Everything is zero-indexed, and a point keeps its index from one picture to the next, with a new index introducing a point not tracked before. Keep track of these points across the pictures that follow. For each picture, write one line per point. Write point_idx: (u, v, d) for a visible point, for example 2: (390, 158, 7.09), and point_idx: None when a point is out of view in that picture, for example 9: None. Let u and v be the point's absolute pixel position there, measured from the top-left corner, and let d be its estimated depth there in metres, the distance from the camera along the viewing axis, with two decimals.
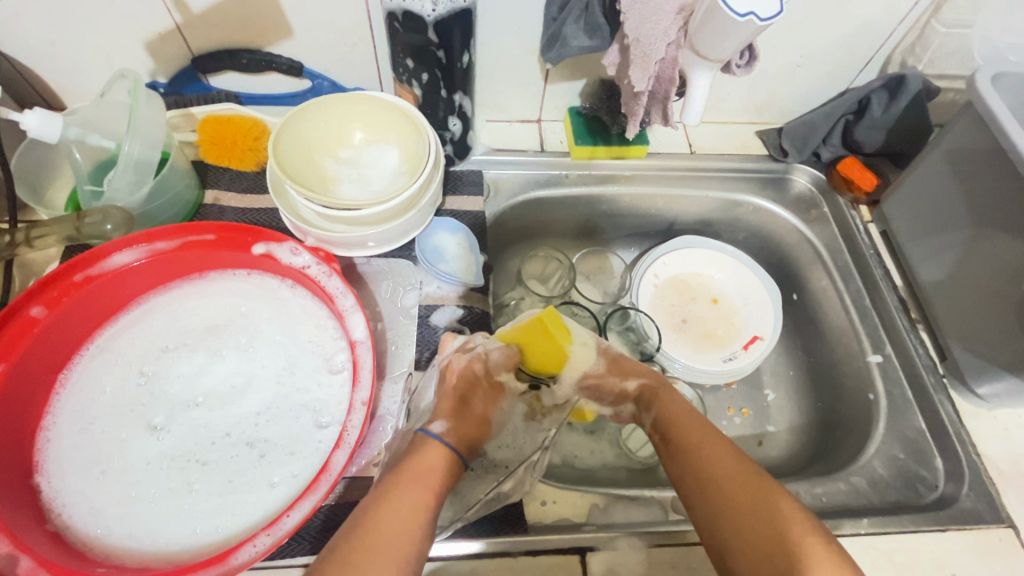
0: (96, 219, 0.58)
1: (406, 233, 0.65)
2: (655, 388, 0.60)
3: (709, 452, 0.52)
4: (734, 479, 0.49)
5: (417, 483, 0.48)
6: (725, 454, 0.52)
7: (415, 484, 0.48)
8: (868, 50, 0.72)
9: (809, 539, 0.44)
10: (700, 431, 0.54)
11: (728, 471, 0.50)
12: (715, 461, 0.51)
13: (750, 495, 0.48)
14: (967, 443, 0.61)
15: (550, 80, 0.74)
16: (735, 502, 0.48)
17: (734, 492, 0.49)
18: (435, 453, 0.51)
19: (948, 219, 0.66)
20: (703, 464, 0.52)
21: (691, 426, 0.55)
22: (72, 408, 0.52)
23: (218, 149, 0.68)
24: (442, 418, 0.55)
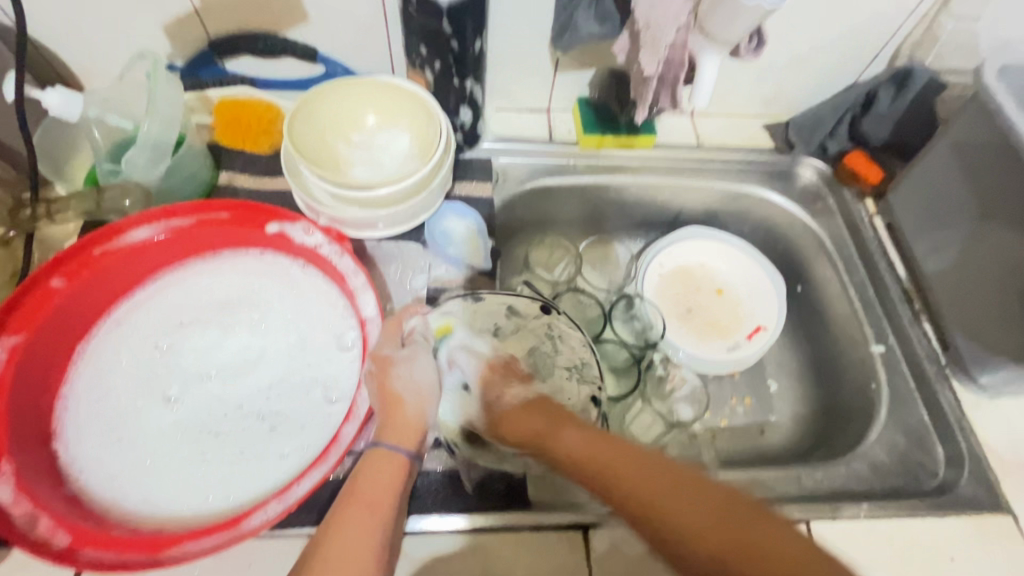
0: (115, 195, 0.60)
1: (416, 216, 0.66)
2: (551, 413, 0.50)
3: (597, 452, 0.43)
4: (658, 477, 0.39)
5: (370, 491, 0.43)
6: (631, 458, 0.41)
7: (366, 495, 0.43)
8: (876, 43, 0.73)
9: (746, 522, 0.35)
10: (594, 450, 0.44)
11: (644, 477, 0.39)
12: (632, 478, 0.40)
13: (690, 489, 0.38)
14: (968, 432, 0.62)
15: (560, 69, 0.75)
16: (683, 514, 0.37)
17: (673, 498, 0.38)
18: (388, 460, 0.46)
19: (954, 211, 0.66)
20: (622, 482, 0.40)
21: (591, 448, 0.44)
22: (88, 377, 0.54)
23: (233, 131, 0.70)
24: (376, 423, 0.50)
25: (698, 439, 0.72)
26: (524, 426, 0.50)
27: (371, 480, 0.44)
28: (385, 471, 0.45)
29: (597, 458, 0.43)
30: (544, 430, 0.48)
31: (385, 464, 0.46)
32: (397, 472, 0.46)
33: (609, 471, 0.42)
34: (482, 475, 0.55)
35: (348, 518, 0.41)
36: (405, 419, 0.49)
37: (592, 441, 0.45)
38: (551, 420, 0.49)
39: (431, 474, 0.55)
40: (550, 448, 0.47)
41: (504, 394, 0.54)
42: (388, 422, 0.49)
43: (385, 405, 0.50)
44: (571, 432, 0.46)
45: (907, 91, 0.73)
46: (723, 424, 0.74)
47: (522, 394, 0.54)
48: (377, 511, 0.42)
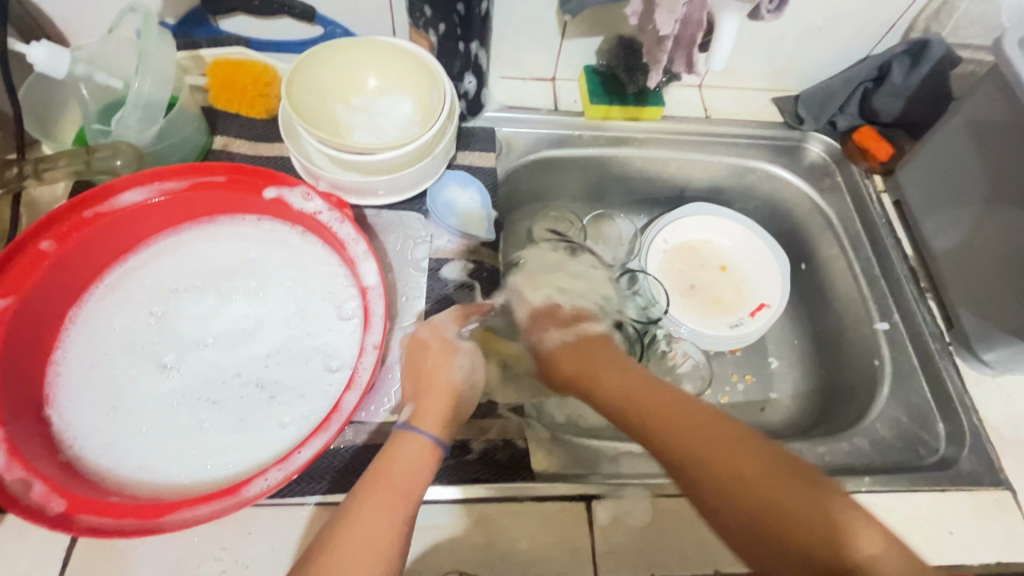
0: (106, 154, 0.57)
1: (418, 183, 0.64)
2: (592, 371, 0.48)
3: (638, 391, 0.44)
4: (708, 434, 0.39)
5: (384, 480, 0.41)
6: (685, 409, 0.41)
7: (380, 481, 0.41)
8: (892, 15, 0.71)
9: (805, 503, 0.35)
10: (636, 392, 0.44)
11: (693, 424, 0.40)
12: (687, 429, 0.40)
13: (739, 450, 0.38)
14: (969, 408, 0.62)
15: (567, 35, 0.72)
16: (723, 469, 0.37)
17: (723, 453, 0.38)
18: (414, 446, 0.44)
19: (962, 190, 0.65)
20: (671, 435, 0.40)
21: (639, 390, 0.44)
22: (83, 343, 0.52)
23: (228, 93, 0.66)
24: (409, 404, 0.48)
25: None
26: (567, 363, 0.50)
27: (395, 459, 0.43)
28: (418, 461, 0.43)
29: (645, 408, 0.42)
30: (585, 368, 0.48)
31: (417, 449, 0.44)
32: (426, 468, 0.43)
33: (653, 414, 0.42)
34: (488, 443, 0.55)
35: (374, 501, 0.40)
36: (438, 404, 0.47)
37: (643, 386, 0.44)
38: (591, 361, 0.49)
39: None
40: (592, 393, 0.47)
41: (544, 336, 0.54)
42: (424, 402, 0.48)
43: (424, 382, 0.49)
44: (612, 373, 0.46)
45: (923, 65, 0.71)
46: (724, 400, 0.74)
47: (562, 338, 0.53)
48: (398, 506, 0.40)
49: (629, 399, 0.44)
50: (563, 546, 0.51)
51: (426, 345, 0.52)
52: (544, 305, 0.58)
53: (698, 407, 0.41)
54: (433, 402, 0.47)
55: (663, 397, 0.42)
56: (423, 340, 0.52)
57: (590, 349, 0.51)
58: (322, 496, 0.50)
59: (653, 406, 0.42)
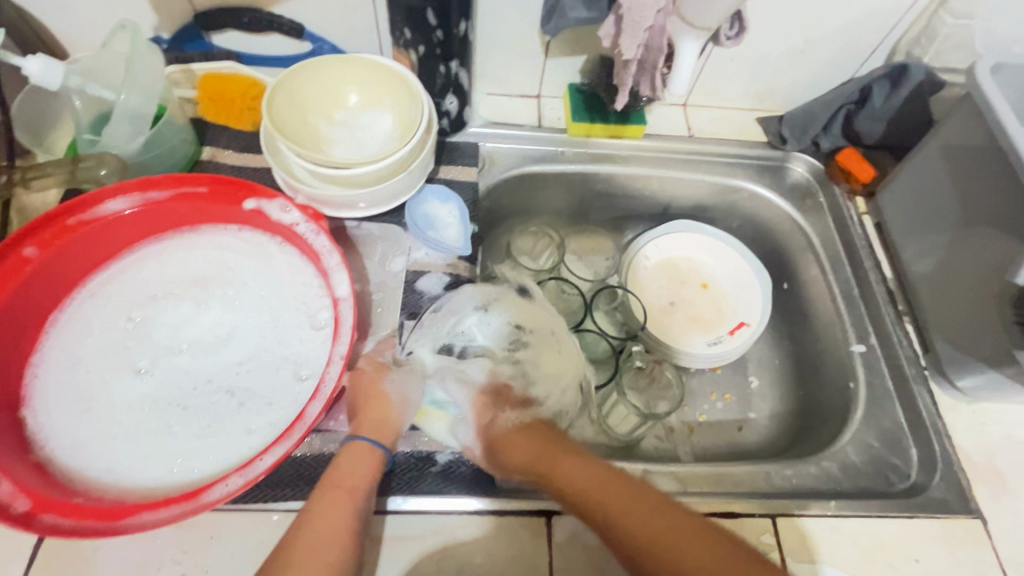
0: (90, 164, 0.59)
1: (397, 197, 0.65)
2: (551, 460, 0.52)
3: (589, 480, 0.49)
4: (666, 525, 0.45)
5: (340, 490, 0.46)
6: (634, 498, 0.47)
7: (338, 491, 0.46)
8: (873, 38, 0.71)
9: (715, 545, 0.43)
10: (594, 482, 0.49)
11: (653, 524, 0.45)
12: (626, 510, 0.46)
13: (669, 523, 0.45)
14: (943, 435, 0.61)
15: (550, 54, 0.73)
16: (680, 557, 0.43)
17: (676, 543, 0.43)
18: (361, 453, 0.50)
19: (940, 216, 0.65)
20: (624, 523, 0.46)
21: (592, 481, 0.49)
22: (62, 346, 0.54)
23: (216, 107, 0.69)
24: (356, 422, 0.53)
25: (675, 433, 0.72)
26: (520, 449, 0.54)
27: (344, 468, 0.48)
28: (362, 466, 0.49)
29: (590, 490, 0.48)
30: (543, 456, 0.52)
31: (361, 455, 0.50)
32: (371, 470, 0.49)
33: (609, 508, 0.47)
34: (453, 457, 0.56)
35: (323, 504, 0.45)
36: (380, 419, 0.53)
37: (586, 472, 0.50)
38: (546, 451, 0.53)
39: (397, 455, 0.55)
40: (553, 485, 0.51)
41: (497, 418, 0.56)
42: (365, 421, 0.52)
43: (365, 407, 0.53)
44: (573, 464, 0.51)
45: (902, 89, 0.71)
46: (701, 418, 0.74)
47: (516, 420, 0.57)
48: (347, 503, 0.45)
49: (582, 487, 0.49)
50: (521, 560, 0.51)
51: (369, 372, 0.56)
52: (491, 386, 0.60)
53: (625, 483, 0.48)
54: (365, 420, 0.52)
55: (618, 489, 0.48)
56: (371, 373, 0.56)
57: (540, 434, 0.55)
58: (284, 503, 0.51)
59: (608, 500, 0.47)
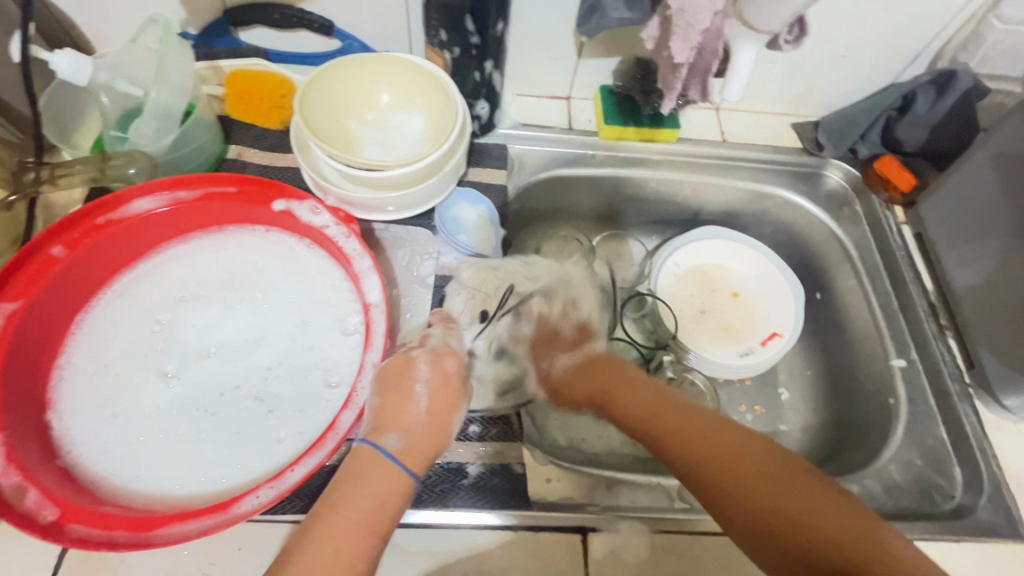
0: (120, 163, 0.58)
1: (428, 199, 0.63)
2: (606, 392, 0.54)
3: (646, 403, 0.50)
4: (719, 445, 0.44)
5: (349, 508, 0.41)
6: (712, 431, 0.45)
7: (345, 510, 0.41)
8: (918, 44, 0.69)
9: (786, 487, 0.40)
10: (664, 408, 0.49)
11: (707, 455, 0.43)
12: (687, 435, 0.45)
13: (734, 455, 0.43)
14: (989, 456, 0.59)
15: (584, 55, 0.72)
16: (741, 490, 0.41)
17: (735, 468, 0.42)
18: (381, 478, 0.43)
19: (984, 228, 0.63)
20: (675, 440, 0.46)
21: (652, 408, 0.49)
22: (88, 348, 0.53)
23: (244, 105, 0.68)
24: (397, 432, 0.45)
25: None
26: (582, 382, 0.57)
27: (352, 487, 0.42)
28: (376, 485, 0.42)
29: (648, 419, 0.49)
30: (603, 387, 0.55)
31: (383, 472, 0.43)
32: (387, 498, 0.42)
33: (662, 427, 0.47)
34: (482, 468, 0.54)
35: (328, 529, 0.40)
36: (428, 446, 0.46)
37: (648, 399, 0.51)
38: (607, 381, 0.55)
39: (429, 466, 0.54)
40: (612, 407, 0.53)
41: (554, 360, 0.61)
42: (416, 443, 0.46)
43: (427, 419, 0.47)
44: (633, 392, 0.52)
45: (949, 96, 0.69)
46: None
47: (572, 359, 0.60)
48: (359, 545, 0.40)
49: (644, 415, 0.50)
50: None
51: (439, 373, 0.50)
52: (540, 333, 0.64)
53: (694, 413, 0.47)
54: (424, 436, 0.46)
55: (684, 419, 0.47)
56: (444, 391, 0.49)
57: (606, 370, 0.57)
58: None
59: (682, 429, 0.46)
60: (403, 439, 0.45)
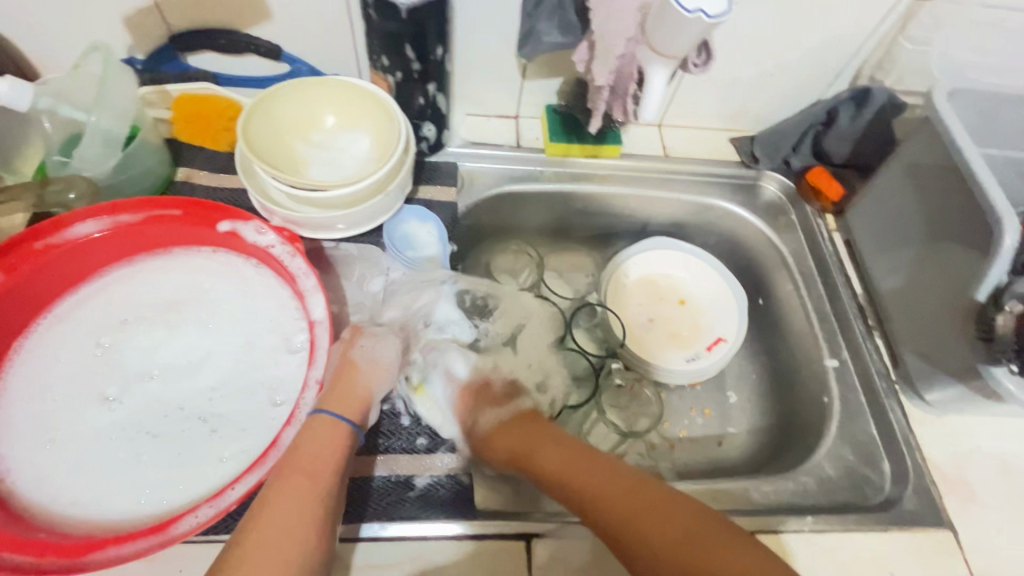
0: (59, 189, 0.59)
1: (374, 218, 0.65)
2: (527, 447, 0.55)
3: (569, 465, 0.52)
4: (635, 498, 0.46)
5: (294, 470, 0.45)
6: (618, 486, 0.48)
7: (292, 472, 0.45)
8: (838, 62, 0.74)
9: (695, 535, 0.42)
10: (580, 472, 0.50)
11: (627, 509, 0.46)
12: (605, 492, 0.48)
13: (651, 507, 0.45)
14: (914, 448, 0.63)
15: (528, 76, 0.75)
16: (653, 543, 0.43)
17: (648, 523, 0.44)
18: (315, 429, 0.49)
19: (904, 231, 0.67)
20: (595, 498, 0.48)
21: (573, 468, 0.51)
22: (26, 374, 0.53)
23: (190, 128, 0.69)
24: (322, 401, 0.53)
25: (656, 449, 0.72)
26: (503, 438, 0.57)
27: (297, 449, 0.47)
28: (320, 443, 0.48)
29: (571, 478, 0.50)
30: (523, 443, 0.55)
31: (318, 432, 0.48)
32: (330, 443, 0.48)
33: (582, 488, 0.49)
34: (429, 480, 0.55)
35: (284, 494, 0.44)
36: (348, 390, 0.53)
37: (568, 457, 0.52)
38: (530, 436, 0.56)
39: (375, 480, 0.54)
40: (532, 464, 0.54)
41: (479, 419, 0.58)
42: (336, 392, 0.53)
43: (338, 374, 0.55)
44: (552, 449, 0.54)
45: (867, 110, 0.74)
46: (682, 434, 0.74)
47: (498, 417, 0.59)
48: (310, 493, 0.45)
49: (560, 473, 0.51)
50: None
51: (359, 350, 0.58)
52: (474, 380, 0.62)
53: (617, 470, 0.50)
54: (339, 385, 0.53)
55: (607, 479, 0.49)
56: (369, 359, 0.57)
57: (527, 423, 0.58)
58: None
59: (605, 495, 0.48)
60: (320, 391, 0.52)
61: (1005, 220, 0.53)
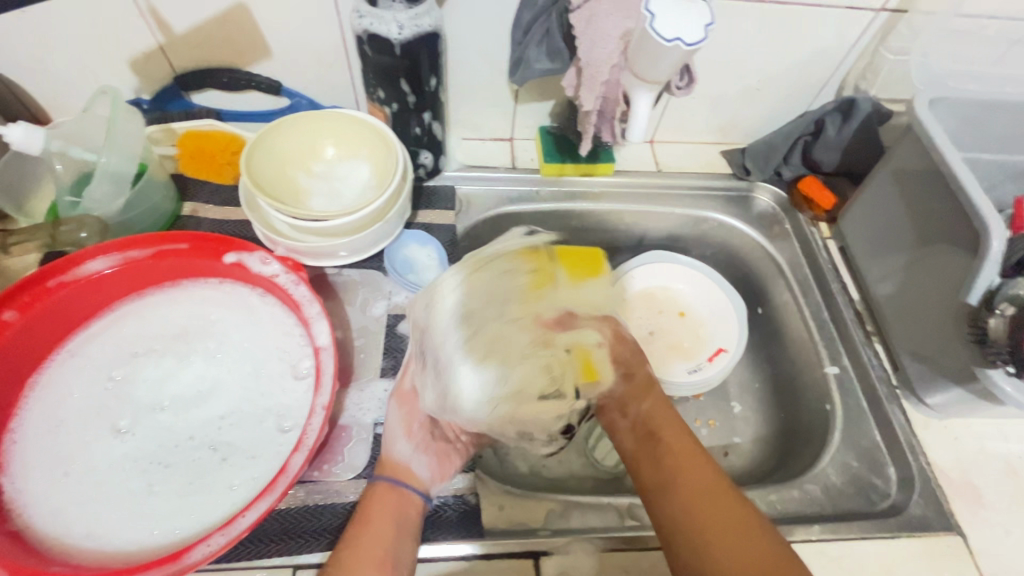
0: (71, 228, 0.62)
1: (375, 243, 0.66)
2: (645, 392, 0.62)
3: (661, 418, 0.59)
4: (694, 473, 0.53)
5: (364, 530, 0.49)
6: (692, 465, 0.54)
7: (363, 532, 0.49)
8: (823, 74, 0.76)
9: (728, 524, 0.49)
10: (670, 428, 0.58)
11: (688, 477, 0.53)
12: (676, 454, 0.55)
13: (704, 488, 0.52)
14: (918, 452, 0.63)
15: (520, 100, 0.77)
16: (691, 506, 0.51)
17: (698, 492, 0.52)
18: (377, 498, 0.52)
19: (897, 235, 0.68)
20: (668, 453, 0.56)
21: (666, 422, 0.59)
22: (40, 409, 0.54)
23: (196, 163, 0.71)
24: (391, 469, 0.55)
25: None
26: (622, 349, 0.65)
27: (369, 515, 0.50)
28: (385, 509, 0.51)
29: (656, 426, 0.59)
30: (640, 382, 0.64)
31: (386, 501, 0.52)
32: (395, 508, 0.51)
33: (664, 440, 0.57)
34: (437, 501, 0.56)
35: (357, 552, 0.48)
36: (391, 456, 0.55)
37: (667, 417, 0.60)
38: (642, 385, 0.63)
39: None
40: (637, 407, 0.62)
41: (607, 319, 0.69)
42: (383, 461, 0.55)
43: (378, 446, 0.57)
44: (659, 403, 0.61)
45: (852, 121, 0.75)
46: None
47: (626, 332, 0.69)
48: (380, 550, 0.48)
49: (652, 423, 0.59)
50: None
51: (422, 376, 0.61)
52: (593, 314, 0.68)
53: (694, 446, 0.56)
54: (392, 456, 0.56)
55: (682, 446, 0.56)
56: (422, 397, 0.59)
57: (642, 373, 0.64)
58: (269, 559, 0.51)
59: (677, 458, 0.55)
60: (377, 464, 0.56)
61: (991, 229, 0.53)
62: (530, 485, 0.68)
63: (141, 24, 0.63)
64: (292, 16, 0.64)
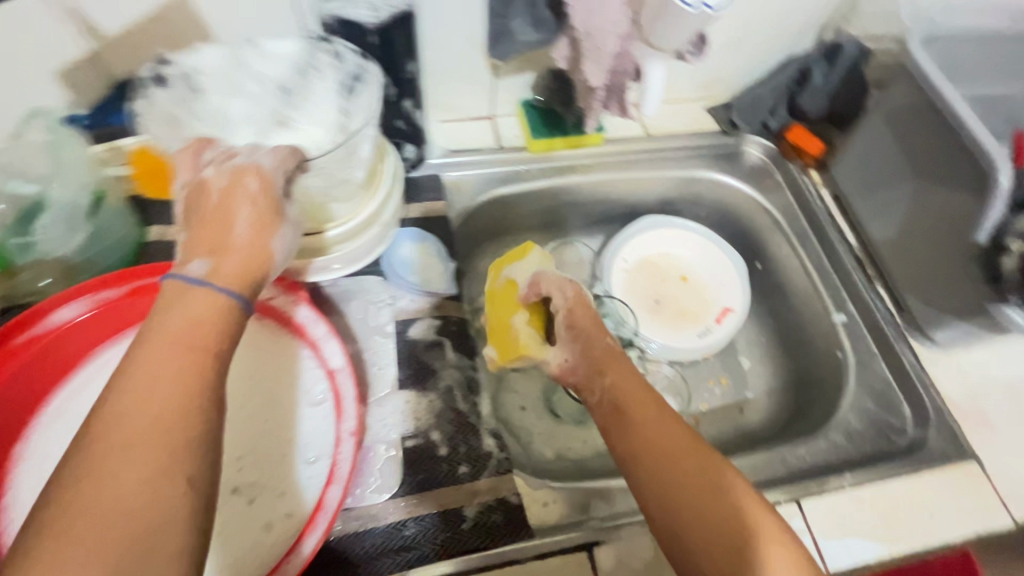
0: (31, 274, 0.56)
1: (372, 250, 0.62)
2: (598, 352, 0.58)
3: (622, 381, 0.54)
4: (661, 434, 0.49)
5: (173, 347, 0.34)
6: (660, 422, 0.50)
7: (166, 350, 0.34)
8: (805, 18, 0.74)
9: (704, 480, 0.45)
10: (630, 390, 0.53)
11: (664, 440, 0.48)
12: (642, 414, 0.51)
13: (673, 448, 0.48)
14: (929, 388, 0.65)
15: (500, 75, 0.72)
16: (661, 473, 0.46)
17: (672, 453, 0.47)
18: (196, 307, 0.36)
19: (891, 176, 0.69)
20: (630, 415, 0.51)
21: (626, 383, 0.54)
22: (30, 487, 0.47)
23: (154, 183, 0.64)
24: (200, 258, 0.39)
25: None
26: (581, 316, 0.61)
27: (176, 313, 0.35)
28: (196, 304, 0.36)
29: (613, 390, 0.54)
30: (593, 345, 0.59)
31: (200, 304, 0.36)
32: (212, 318, 0.36)
33: (629, 404, 0.52)
34: (481, 507, 0.54)
35: (160, 362, 0.33)
36: (223, 238, 0.40)
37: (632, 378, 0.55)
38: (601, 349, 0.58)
39: (426, 518, 0.53)
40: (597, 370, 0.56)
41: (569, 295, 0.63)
42: (202, 232, 0.40)
43: (208, 219, 0.41)
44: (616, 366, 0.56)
45: (838, 66, 0.75)
46: (703, 408, 0.75)
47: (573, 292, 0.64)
48: (201, 378, 0.34)
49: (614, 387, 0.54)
50: None
51: (252, 198, 0.42)
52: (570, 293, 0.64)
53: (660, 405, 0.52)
54: (223, 246, 0.40)
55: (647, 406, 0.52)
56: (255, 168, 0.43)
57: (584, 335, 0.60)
58: None
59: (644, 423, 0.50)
60: (209, 262, 0.39)
61: (998, 163, 0.55)
62: (560, 471, 0.68)
63: (66, 29, 0.54)
64: (246, 5, 0.57)
